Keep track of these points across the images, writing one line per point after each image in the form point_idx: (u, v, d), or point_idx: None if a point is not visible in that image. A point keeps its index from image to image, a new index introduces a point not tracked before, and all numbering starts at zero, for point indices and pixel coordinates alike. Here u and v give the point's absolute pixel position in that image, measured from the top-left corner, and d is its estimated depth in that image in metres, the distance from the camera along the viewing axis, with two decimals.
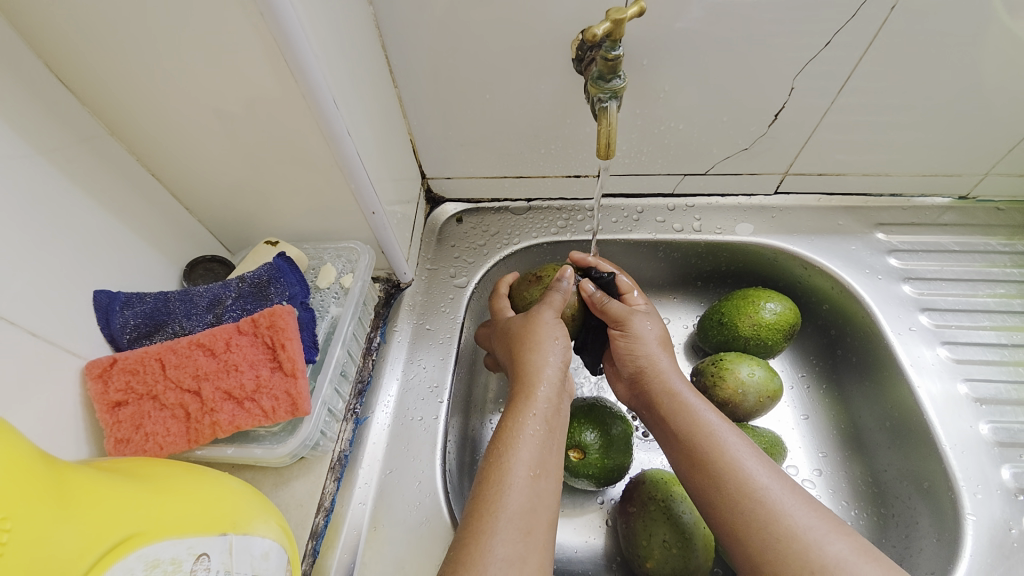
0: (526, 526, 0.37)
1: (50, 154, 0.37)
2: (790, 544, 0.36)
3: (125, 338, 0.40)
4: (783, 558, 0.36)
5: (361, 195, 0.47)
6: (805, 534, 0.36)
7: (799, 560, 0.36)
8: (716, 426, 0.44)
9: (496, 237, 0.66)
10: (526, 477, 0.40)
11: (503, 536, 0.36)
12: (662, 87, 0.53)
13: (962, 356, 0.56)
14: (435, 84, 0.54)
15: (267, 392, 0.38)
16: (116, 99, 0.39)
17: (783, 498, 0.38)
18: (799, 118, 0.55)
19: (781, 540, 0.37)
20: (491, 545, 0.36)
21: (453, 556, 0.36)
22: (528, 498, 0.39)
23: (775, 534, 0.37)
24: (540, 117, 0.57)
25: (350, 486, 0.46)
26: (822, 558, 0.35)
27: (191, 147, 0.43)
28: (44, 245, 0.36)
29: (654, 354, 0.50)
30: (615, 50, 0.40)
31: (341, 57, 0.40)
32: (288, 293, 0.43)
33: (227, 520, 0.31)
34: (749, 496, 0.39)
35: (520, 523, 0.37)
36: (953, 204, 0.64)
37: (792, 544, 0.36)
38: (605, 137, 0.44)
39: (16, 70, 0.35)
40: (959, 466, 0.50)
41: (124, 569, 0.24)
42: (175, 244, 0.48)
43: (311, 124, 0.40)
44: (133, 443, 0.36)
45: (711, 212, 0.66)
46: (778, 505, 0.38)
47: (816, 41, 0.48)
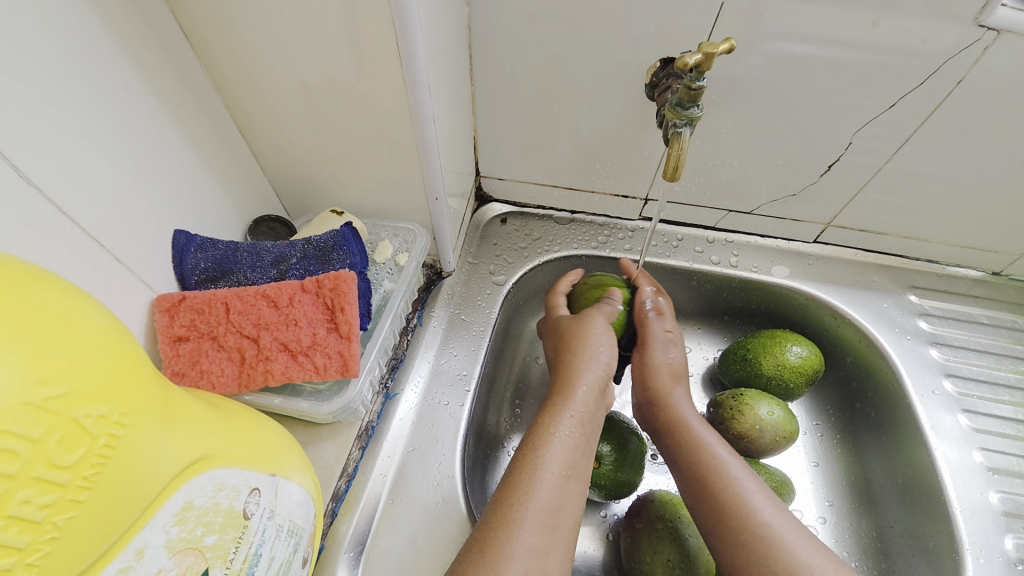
0: (551, 523, 0.38)
1: (161, 98, 0.39)
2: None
3: (193, 278, 0.42)
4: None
5: (429, 180, 0.49)
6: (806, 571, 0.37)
7: None
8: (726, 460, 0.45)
9: (537, 242, 0.68)
10: (558, 475, 0.41)
11: (528, 527, 0.37)
12: (725, 123, 0.55)
13: (981, 426, 0.57)
14: (509, 88, 0.56)
15: (321, 349, 0.40)
16: (226, 57, 0.41)
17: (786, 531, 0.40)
18: (851, 173, 0.57)
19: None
20: (516, 536, 0.37)
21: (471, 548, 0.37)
22: (557, 496, 0.40)
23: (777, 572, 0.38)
24: (603, 135, 0.59)
25: (373, 456, 0.48)
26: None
27: (283, 112, 0.45)
28: (139, 180, 0.38)
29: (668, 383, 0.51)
30: (699, 81, 0.41)
31: (439, 49, 0.43)
32: (349, 261, 0.45)
33: (274, 463, 0.32)
34: (751, 530, 0.41)
35: (546, 518, 0.38)
36: (985, 278, 0.66)
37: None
38: (674, 160, 0.45)
39: (148, 16, 0.37)
40: (966, 530, 0.51)
41: (199, 486, 0.25)
42: (246, 199, 0.51)
43: (402, 106, 0.42)
44: (188, 377, 0.37)
45: (749, 250, 0.68)
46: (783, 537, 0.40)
47: (882, 103, 0.50)
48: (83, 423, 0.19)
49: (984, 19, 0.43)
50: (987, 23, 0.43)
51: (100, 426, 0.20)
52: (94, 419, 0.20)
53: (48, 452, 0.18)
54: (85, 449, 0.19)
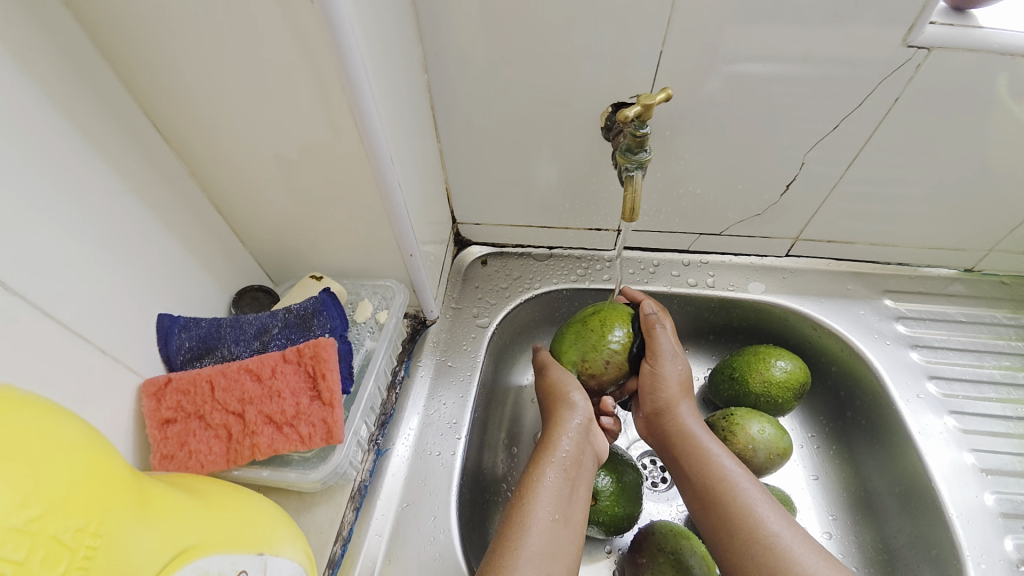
0: (545, 569, 0.41)
1: (139, 191, 0.42)
2: None
3: (179, 359, 0.43)
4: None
5: (402, 238, 0.51)
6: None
7: None
8: (732, 473, 0.48)
9: (518, 281, 0.70)
10: (548, 522, 0.43)
11: (524, 574, 0.40)
12: (681, 155, 0.58)
13: (970, 426, 0.57)
14: (474, 141, 0.59)
15: (306, 418, 0.41)
16: (198, 145, 0.44)
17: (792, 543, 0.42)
18: (808, 190, 0.60)
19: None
20: None
21: None
22: (549, 542, 0.42)
23: None
24: (568, 175, 0.62)
25: (367, 516, 0.48)
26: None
27: (257, 189, 0.48)
28: (121, 270, 0.41)
29: (678, 397, 0.53)
30: (642, 129, 0.44)
31: (399, 119, 0.46)
32: (329, 325, 0.46)
33: (263, 541, 0.33)
34: (758, 540, 0.43)
35: (538, 566, 0.41)
36: (959, 276, 0.67)
37: None
38: (631, 202, 0.48)
39: (122, 119, 0.40)
40: (964, 535, 0.51)
41: None
42: (229, 273, 0.52)
43: (368, 175, 0.45)
44: (177, 459, 0.38)
45: (725, 269, 0.69)
46: (786, 548, 0.42)
47: (824, 125, 0.54)
48: (61, 539, 0.20)
49: (912, 39, 0.46)
50: (916, 42, 0.46)
51: (78, 539, 0.21)
52: (72, 532, 0.21)
53: (32, 570, 0.19)
54: (65, 563, 0.20)
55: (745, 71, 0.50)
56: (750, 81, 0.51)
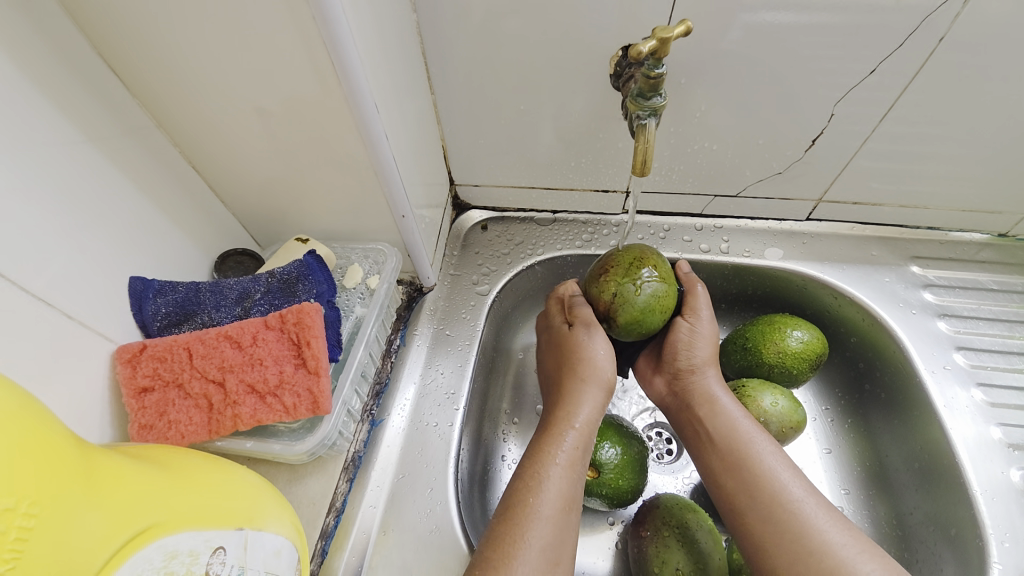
0: (554, 557, 0.38)
1: (99, 142, 0.38)
2: (822, 560, 0.37)
3: (156, 325, 0.41)
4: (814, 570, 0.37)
5: (393, 197, 0.47)
6: (838, 552, 0.37)
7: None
8: (752, 434, 0.45)
9: (520, 246, 0.66)
10: (556, 510, 0.40)
11: (532, 565, 0.37)
12: (697, 107, 0.53)
13: (998, 400, 0.54)
14: (470, 92, 0.54)
15: (290, 388, 0.38)
16: (162, 91, 0.40)
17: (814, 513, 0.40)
18: (835, 146, 0.55)
19: (813, 559, 0.38)
20: (519, 572, 0.37)
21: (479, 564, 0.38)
22: (558, 531, 0.40)
23: (808, 551, 0.38)
24: (573, 131, 0.57)
25: (362, 488, 0.46)
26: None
27: (233, 142, 0.44)
28: (84, 229, 0.37)
29: (703, 359, 0.50)
30: (657, 68, 0.39)
31: (383, 61, 0.41)
32: (315, 291, 0.44)
33: (243, 515, 0.31)
34: (782, 508, 0.41)
35: (548, 554, 0.38)
36: (990, 241, 0.62)
37: (824, 559, 0.37)
38: (642, 153, 0.43)
39: (75, 61, 0.36)
40: (988, 514, 0.48)
41: (144, 558, 0.24)
42: (210, 236, 0.49)
43: (352, 126, 0.41)
44: (155, 430, 0.36)
45: (740, 234, 0.65)
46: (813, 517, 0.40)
47: (861, 68, 0.47)
48: None
49: None
50: None
51: (6, 520, 0.19)
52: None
53: None
54: None
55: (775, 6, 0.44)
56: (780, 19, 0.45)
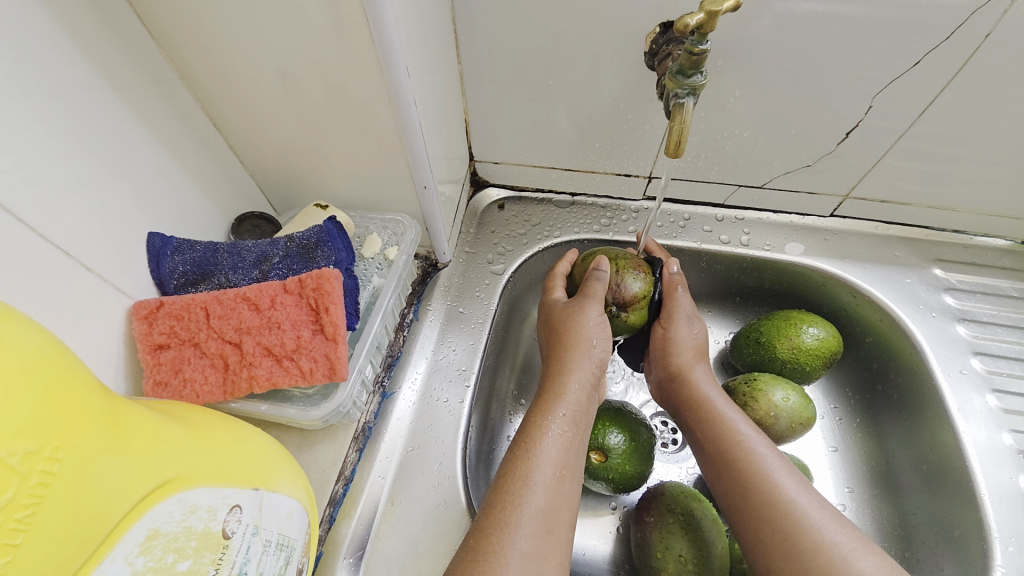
0: (547, 524, 0.38)
1: (120, 91, 0.37)
2: (815, 557, 0.36)
3: (172, 283, 0.40)
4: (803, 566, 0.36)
5: (416, 167, 0.46)
6: (828, 547, 0.36)
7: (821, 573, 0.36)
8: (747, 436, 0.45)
9: (537, 227, 0.65)
10: (552, 476, 0.40)
11: (525, 531, 0.36)
12: (731, 92, 0.51)
13: (1012, 407, 0.53)
14: (498, 64, 0.53)
15: (307, 353, 0.38)
16: (186, 42, 0.39)
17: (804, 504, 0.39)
18: (870, 141, 0.53)
19: (805, 552, 0.37)
20: (513, 540, 0.36)
21: (465, 556, 0.36)
22: (552, 497, 0.39)
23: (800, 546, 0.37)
24: (600, 110, 0.55)
25: (371, 458, 0.46)
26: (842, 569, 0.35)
27: (255, 100, 0.43)
28: (102, 180, 0.36)
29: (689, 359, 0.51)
30: (701, 44, 0.38)
31: (415, 23, 0.39)
32: (334, 257, 0.43)
33: (258, 475, 0.31)
34: (774, 505, 0.40)
35: (541, 520, 0.37)
36: (1015, 248, 0.61)
37: (816, 556, 0.36)
38: (677, 134, 0.43)
39: (98, 4, 0.35)
40: (995, 518, 0.48)
41: (164, 511, 0.23)
42: (227, 197, 0.49)
43: (380, 90, 0.40)
44: (171, 387, 0.36)
45: (761, 227, 0.64)
46: (808, 514, 0.39)
47: (905, 61, 0.46)
48: (9, 463, 0.18)
49: None
50: None
51: (29, 463, 0.19)
52: (21, 456, 0.18)
53: None
54: (16, 489, 0.18)
55: None
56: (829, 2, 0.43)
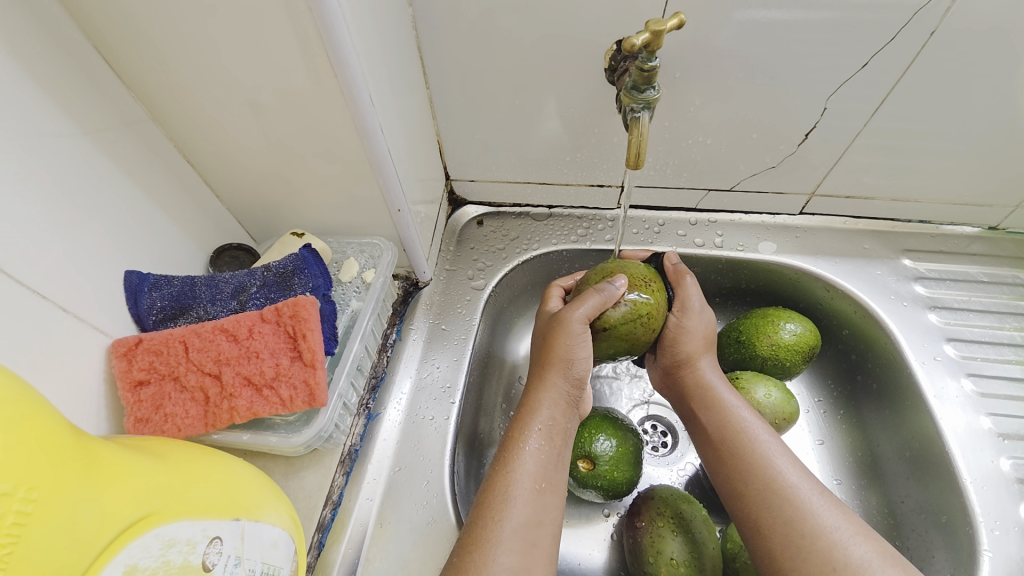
0: (530, 538, 0.38)
1: (93, 135, 0.38)
2: (813, 541, 0.37)
3: (151, 319, 0.41)
4: (804, 555, 0.37)
5: (389, 192, 0.47)
6: (829, 534, 0.37)
7: (820, 556, 0.37)
8: (748, 424, 0.46)
9: (515, 241, 0.67)
10: (531, 490, 0.40)
11: (507, 545, 0.37)
12: (692, 102, 0.53)
13: (987, 389, 0.55)
14: (466, 87, 0.54)
15: (286, 380, 0.38)
16: (155, 85, 0.40)
17: (811, 497, 0.40)
18: (828, 140, 0.55)
19: (803, 537, 0.38)
20: (496, 554, 0.36)
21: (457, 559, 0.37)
22: (534, 511, 0.39)
23: (800, 532, 0.38)
24: (567, 125, 0.57)
25: (358, 481, 0.47)
26: (843, 558, 0.36)
27: (227, 136, 0.44)
28: (78, 223, 0.37)
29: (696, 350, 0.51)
30: (650, 61, 0.40)
31: (379, 54, 0.41)
32: (311, 284, 0.44)
33: (239, 506, 0.31)
34: (775, 490, 0.41)
35: (525, 534, 0.38)
36: (981, 234, 0.63)
37: (815, 541, 0.37)
38: (636, 146, 0.44)
39: (68, 53, 0.36)
40: (979, 501, 0.49)
41: (142, 547, 0.24)
42: (204, 230, 0.49)
43: (347, 119, 0.41)
44: (152, 423, 0.36)
45: (734, 229, 0.66)
46: (806, 499, 0.40)
47: (852, 63, 0.48)
48: None
49: None
50: None
51: (4, 504, 0.19)
52: None
53: None
54: None
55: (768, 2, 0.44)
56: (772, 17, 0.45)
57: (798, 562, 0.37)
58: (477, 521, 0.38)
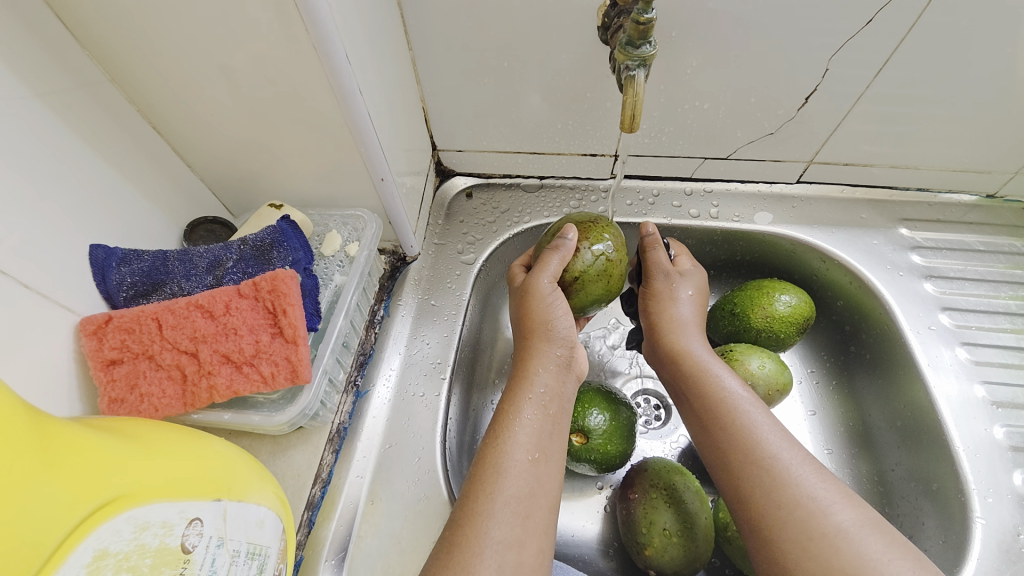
0: (524, 509, 0.37)
1: (46, 98, 0.35)
2: (792, 510, 0.37)
3: (122, 296, 0.39)
4: (784, 524, 0.37)
5: (371, 160, 0.45)
6: (810, 502, 0.37)
7: (799, 526, 0.36)
8: (732, 393, 0.45)
9: (506, 214, 0.65)
10: (526, 461, 0.39)
11: (499, 518, 0.36)
12: (688, 64, 0.50)
13: (981, 358, 0.54)
14: (450, 48, 0.51)
15: (267, 357, 0.37)
16: (112, 43, 0.37)
17: (794, 465, 0.39)
18: (829, 105, 0.53)
19: (784, 506, 0.37)
20: (487, 528, 0.35)
21: (448, 539, 0.36)
22: (528, 483, 0.38)
23: (781, 501, 0.38)
24: (559, 90, 0.54)
25: (348, 458, 0.46)
26: (824, 524, 0.36)
27: (195, 100, 0.41)
28: (33, 194, 0.35)
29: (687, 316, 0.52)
30: (647, 13, 0.37)
31: (354, 8, 0.38)
32: (291, 258, 0.42)
33: (221, 486, 0.30)
34: (757, 460, 0.40)
35: (517, 507, 0.37)
36: (980, 202, 0.62)
37: (793, 509, 0.37)
38: (631, 108, 0.42)
39: (11, 5, 0.32)
40: (971, 469, 0.49)
41: (112, 531, 0.23)
42: (177, 203, 0.47)
43: (323, 81, 0.38)
44: (127, 403, 0.35)
45: (729, 199, 0.64)
46: (788, 469, 0.39)
47: (854, 21, 0.45)
48: None
49: None
50: None
51: None
52: None
53: None
54: None
55: None
56: None
57: (780, 529, 0.37)
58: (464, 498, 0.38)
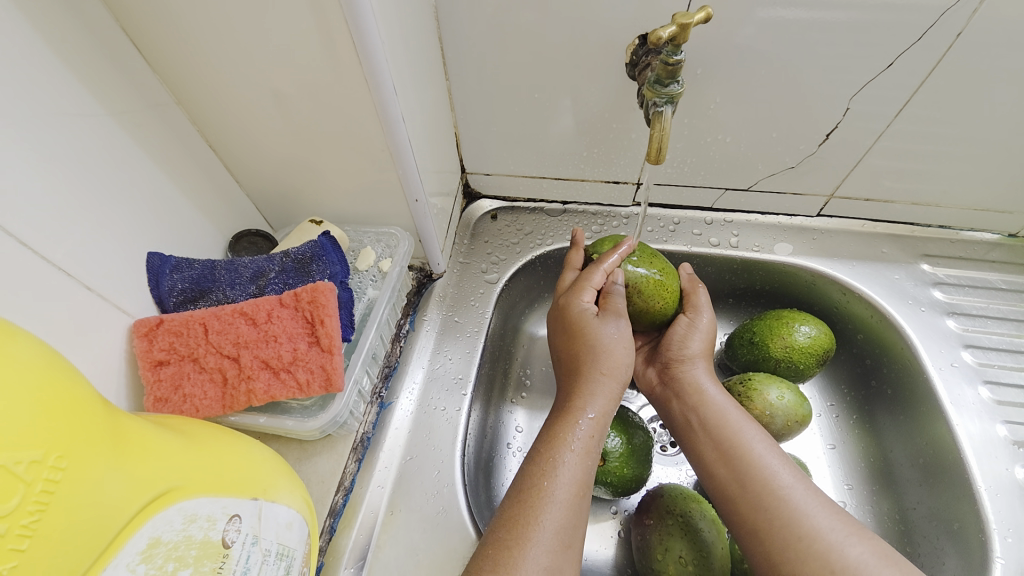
0: (565, 540, 0.38)
1: (119, 117, 0.38)
2: (812, 544, 0.37)
3: (171, 301, 0.42)
4: (803, 557, 0.37)
5: (407, 181, 0.47)
6: (827, 535, 0.37)
7: (820, 560, 0.36)
8: (742, 425, 0.45)
9: (530, 236, 0.66)
10: (572, 495, 0.40)
11: (543, 548, 0.37)
12: (711, 100, 0.53)
13: (1004, 398, 0.54)
14: (486, 80, 0.54)
15: (303, 364, 0.39)
16: (181, 69, 0.40)
17: (805, 501, 0.39)
18: (850, 141, 0.54)
19: (801, 540, 0.38)
20: (530, 555, 0.36)
21: (484, 555, 0.37)
22: (569, 515, 0.39)
23: (798, 535, 0.38)
24: (586, 120, 0.56)
25: (370, 468, 0.47)
26: (840, 561, 0.36)
27: (250, 122, 0.44)
28: (102, 203, 0.38)
29: (699, 350, 0.51)
30: (676, 55, 0.40)
31: (402, 43, 0.41)
32: (329, 271, 0.44)
33: (258, 486, 0.31)
34: (773, 493, 0.40)
35: (560, 537, 0.38)
36: (1002, 241, 0.62)
37: (814, 543, 0.37)
38: (657, 142, 0.44)
39: (97, 33, 0.36)
40: (992, 509, 0.48)
41: (164, 521, 0.24)
42: (223, 215, 0.50)
43: (369, 108, 0.41)
44: (171, 403, 0.37)
45: (750, 229, 0.65)
46: (799, 504, 0.39)
47: (877, 64, 0.47)
48: (14, 470, 0.19)
49: None
50: None
51: (34, 471, 0.20)
52: (26, 464, 0.19)
53: None
54: (21, 496, 0.19)
55: (785, 13, 0.44)
56: (792, 23, 0.45)
57: (799, 564, 0.37)
58: (509, 524, 0.38)
